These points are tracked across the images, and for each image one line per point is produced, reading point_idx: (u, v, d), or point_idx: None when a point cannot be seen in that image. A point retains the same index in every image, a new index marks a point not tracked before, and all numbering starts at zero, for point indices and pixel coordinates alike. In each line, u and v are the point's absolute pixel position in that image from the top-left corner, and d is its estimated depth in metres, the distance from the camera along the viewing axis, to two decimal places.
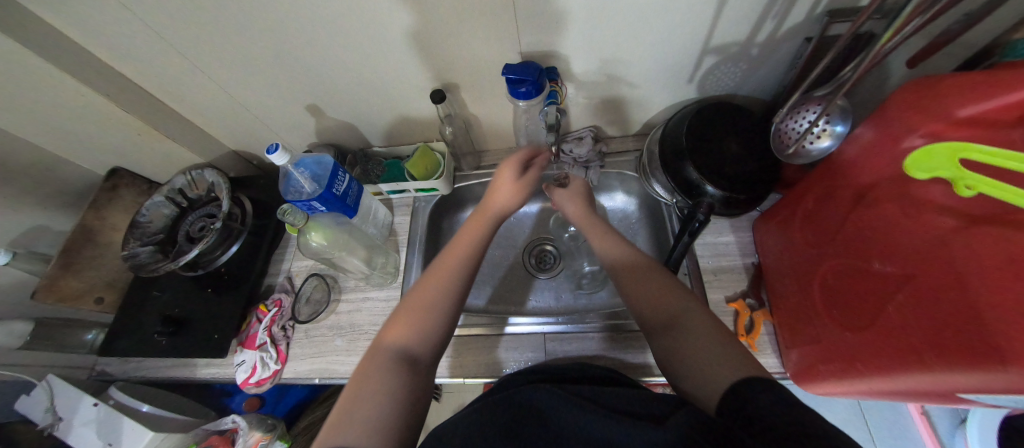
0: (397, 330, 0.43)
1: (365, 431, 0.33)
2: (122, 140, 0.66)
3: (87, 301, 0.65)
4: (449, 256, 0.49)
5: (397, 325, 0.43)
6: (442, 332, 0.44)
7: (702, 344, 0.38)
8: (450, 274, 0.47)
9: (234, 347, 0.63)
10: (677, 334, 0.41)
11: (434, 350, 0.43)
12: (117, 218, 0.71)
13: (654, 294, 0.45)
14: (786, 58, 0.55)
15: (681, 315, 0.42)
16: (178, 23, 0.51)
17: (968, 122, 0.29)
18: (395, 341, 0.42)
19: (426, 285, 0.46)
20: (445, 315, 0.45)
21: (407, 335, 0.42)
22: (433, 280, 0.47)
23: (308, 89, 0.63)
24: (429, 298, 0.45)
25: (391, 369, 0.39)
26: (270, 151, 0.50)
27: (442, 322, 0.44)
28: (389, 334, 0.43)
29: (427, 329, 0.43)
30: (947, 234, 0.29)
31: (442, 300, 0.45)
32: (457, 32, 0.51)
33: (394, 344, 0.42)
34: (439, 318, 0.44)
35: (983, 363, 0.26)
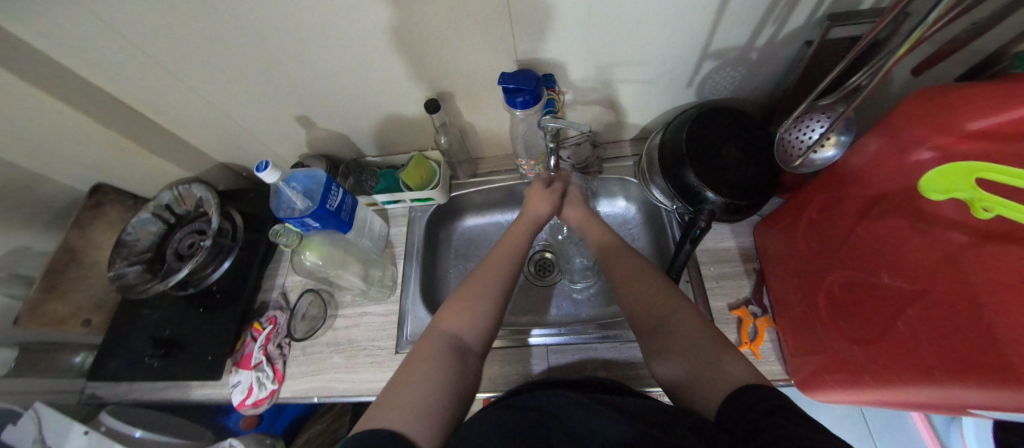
0: (453, 317, 0.44)
1: (413, 415, 0.34)
2: (105, 156, 0.64)
3: (73, 323, 0.63)
4: (498, 253, 0.52)
5: (452, 312, 0.45)
6: (488, 329, 0.44)
7: (699, 344, 0.38)
8: (499, 273, 0.49)
9: (228, 366, 0.61)
10: (665, 336, 0.41)
11: (484, 341, 0.44)
12: (102, 236, 0.69)
13: (646, 296, 0.44)
14: (786, 62, 0.54)
15: (670, 318, 0.42)
16: (160, 37, 0.48)
17: (977, 136, 0.29)
18: (446, 332, 0.43)
19: (473, 288, 0.47)
20: (491, 316, 0.45)
21: (459, 322, 0.44)
22: (484, 274, 0.48)
23: (298, 100, 0.61)
24: (479, 293, 0.46)
25: (438, 360, 0.40)
26: (260, 169, 0.49)
27: (489, 320, 0.45)
28: (445, 320, 0.44)
29: (476, 320, 0.44)
30: (960, 248, 0.29)
31: (487, 301, 0.46)
32: (451, 40, 0.49)
33: (449, 331, 0.43)
34: (486, 317, 0.45)
35: (995, 382, 0.25)
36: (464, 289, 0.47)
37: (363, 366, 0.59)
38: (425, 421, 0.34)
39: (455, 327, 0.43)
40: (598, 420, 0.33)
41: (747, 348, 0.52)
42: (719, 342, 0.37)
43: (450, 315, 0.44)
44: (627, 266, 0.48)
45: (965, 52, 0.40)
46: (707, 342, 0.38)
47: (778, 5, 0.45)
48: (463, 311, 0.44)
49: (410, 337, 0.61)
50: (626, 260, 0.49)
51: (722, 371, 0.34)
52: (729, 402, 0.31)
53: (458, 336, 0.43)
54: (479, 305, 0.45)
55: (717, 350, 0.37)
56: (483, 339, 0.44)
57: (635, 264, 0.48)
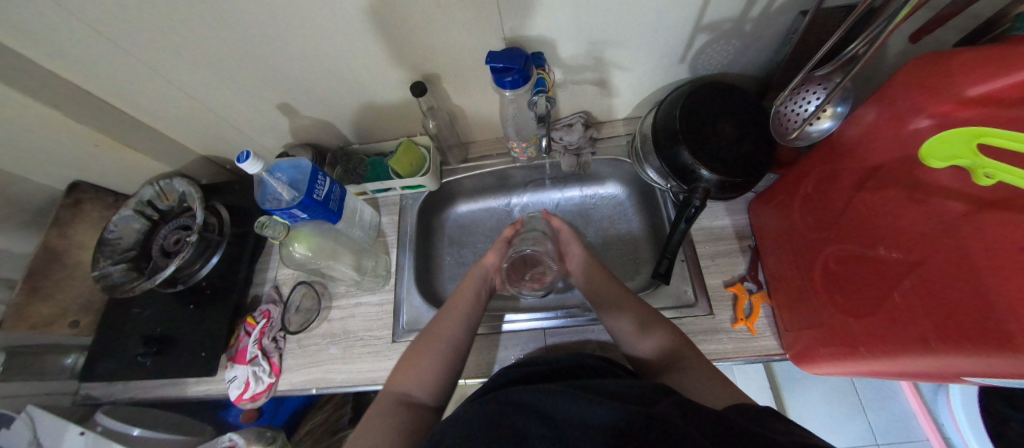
0: (402, 375, 0.45)
1: None
2: (79, 152, 0.61)
3: (61, 325, 0.61)
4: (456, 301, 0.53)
5: (402, 370, 0.46)
6: (440, 381, 0.45)
7: (712, 393, 0.38)
8: (456, 319, 0.51)
9: (224, 362, 0.61)
10: (675, 375, 0.41)
11: (436, 394, 0.44)
12: (85, 235, 0.67)
13: (657, 342, 0.45)
14: (779, 34, 0.53)
15: (678, 359, 0.43)
16: (124, 21, 0.45)
17: (977, 101, 0.28)
18: (393, 394, 0.44)
19: (416, 350, 0.47)
20: (439, 373, 0.46)
21: (408, 381, 0.45)
22: (437, 328, 0.50)
23: (277, 87, 0.58)
24: (433, 349, 0.47)
25: (392, 420, 0.40)
26: (241, 159, 0.46)
27: (439, 375, 0.45)
28: (395, 377, 0.46)
29: (425, 375, 0.45)
30: (955, 219, 0.28)
31: (433, 360, 0.46)
32: (433, 17, 0.47)
33: (400, 386, 0.44)
34: (435, 376, 0.45)
35: (991, 349, 0.25)
36: (414, 347, 0.48)
37: (361, 355, 0.58)
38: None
39: (404, 385, 0.44)
40: (571, 407, 0.32)
41: (742, 324, 0.52)
42: (725, 387, 0.38)
43: (399, 375, 0.46)
44: (630, 307, 0.50)
45: (965, 17, 0.39)
46: (710, 380, 0.39)
47: None
48: (411, 370, 0.45)
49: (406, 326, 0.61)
50: (625, 307, 0.50)
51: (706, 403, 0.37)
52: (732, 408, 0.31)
53: (406, 394, 0.44)
54: (430, 364, 0.46)
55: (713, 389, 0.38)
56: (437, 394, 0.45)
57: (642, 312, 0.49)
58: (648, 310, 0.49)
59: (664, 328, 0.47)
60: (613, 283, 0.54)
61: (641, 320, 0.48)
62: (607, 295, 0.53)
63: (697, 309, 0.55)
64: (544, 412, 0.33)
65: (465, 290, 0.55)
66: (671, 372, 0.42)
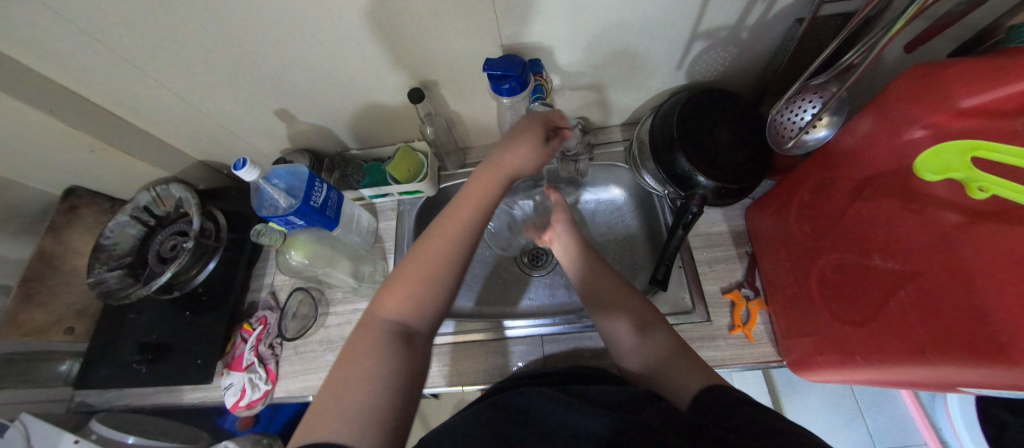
0: (391, 303, 0.41)
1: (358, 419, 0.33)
2: (76, 158, 0.61)
3: (56, 332, 0.61)
4: (455, 218, 0.46)
5: (391, 298, 0.41)
6: (435, 313, 0.43)
7: (687, 366, 0.40)
8: (454, 242, 0.44)
9: (221, 369, 0.60)
10: (648, 344, 0.44)
11: (430, 323, 0.42)
12: (81, 241, 0.67)
13: (634, 311, 0.48)
14: (775, 42, 0.53)
15: (656, 331, 0.45)
16: (121, 29, 0.45)
17: (971, 113, 0.28)
18: (383, 321, 0.40)
19: (410, 279, 0.42)
20: (435, 305, 0.43)
21: (403, 311, 0.41)
22: (432, 254, 0.43)
23: (275, 93, 0.58)
24: (431, 279, 0.42)
25: (384, 357, 0.37)
26: (237, 167, 0.46)
27: (434, 307, 0.42)
28: (384, 305, 0.41)
29: (420, 307, 0.42)
30: (949, 231, 0.28)
31: (430, 289, 0.42)
32: (430, 24, 0.47)
33: (390, 315, 0.41)
34: (431, 305, 0.42)
35: (986, 361, 0.25)
36: (409, 270, 0.43)
37: None
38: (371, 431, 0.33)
39: (398, 314, 0.41)
40: (568, 413, 0.35)
41: (739, 331, 0.53)
42: (695, 359, 0.40)
43: (389, 303, 0.41)
44: (625, 306, 0.49)
45: (961, 28, 0.39)
46: (686, 369, 0.40)
47: None
48: (404, 299, 0.41)
49: None
50: (624, 310, 0.49)
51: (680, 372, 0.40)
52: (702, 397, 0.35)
53: (399, 324, 0.40)
54: (425, 294, 0.42)
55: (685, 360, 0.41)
56: (431, 322, 0.43)
57: (623, 290, 0.51)
58: (646, 309, 0.48)
59: (655, 324, 0.46)
60: (618, 283, 0.52)
61: (637, 320, 0.47)
62: (609, 296, 0.51)
63: (695, 316, 0.55)
64: (538, 420, 0.36)
65: (471, 193, 0.48)
66: (647, 342, 0.44)
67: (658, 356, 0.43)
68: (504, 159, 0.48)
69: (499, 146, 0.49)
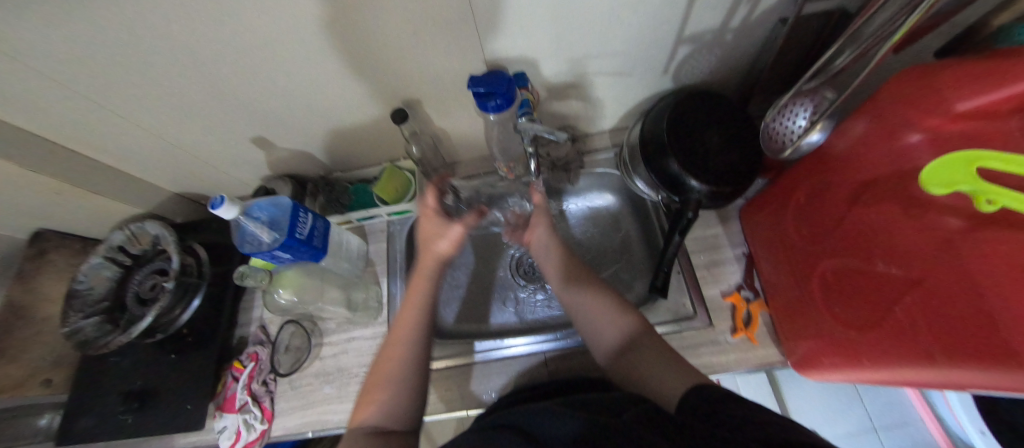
0: (364, 410, 0.44)
1: None
2: (41, 201, 0.58)
3: (31, 386, 0.57)
4: (406, 309, 0.52)
5: (364, 404, 0.44)
6: (408, 404, 0.45)
7: (668, 371, 0.39)
8: (409, 329, 0.50)
9: (212, 411, 0.58)
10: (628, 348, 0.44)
11: (406, 420, 0.44)
12: (52, 286, 0.63)
13: (609, 311, 0.48)
14: (759, 43, 0.53)
15: (632, 335, 0.45)
16: (79, 67, 0.42)
17: (967, 115, 0.28)
18: (360, 430, 0.42)
19: (377, 377, 0.46)
20: (406, 396, 0.45)
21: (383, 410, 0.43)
22: (392, 352, 0.48)
23: (250, 120, 0.56)
24: (398, 367, 0.47)
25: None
26: (215, 205, 0.44)
27: (406, 398, 0.45)
28: (360, 414, 0.44)
29: (393, 403, 0.44)
30: (952, 235, 0.28)
31: (398, 385, 0.45)
32: (408, 44, 0.45)
33: (367, 421, 0.43)
34: (402, 400, 0.44)
35: (998, 367, 0.25)
36: (377, 368, 0.47)
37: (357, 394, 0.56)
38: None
39: (374, 413, 0.43)
40: (552, 419, 0.36)
41: (742, 334, 0.52)
42: (675, 361, 0.40)
43: (362, 410, 0.44)
44: (627, 308, 0.48)
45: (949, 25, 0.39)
46: (673, 368, 0.39)
47: None
48: (376, 399, 0.44)
49: None
50: (627, 312, 0.47)
51: (658, 377, 0.39)
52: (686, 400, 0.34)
53: (376, 425, 0.42)
54: (395, 391, 0.45)
55: (666, 362, 0.40)
56: (410, 419, 0.44)
57: (598, 288, 0.50)
58: (644, 317, 0.47)
59: (646, 329, 0.45)
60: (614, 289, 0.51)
61: (636, 326, 0.46)
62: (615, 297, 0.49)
63: (697, 322, 0.54)
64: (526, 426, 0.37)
65: (416, 284, 0.53)
66: (626, 347, 0.44)
67: (648, 357, 0.42)
68: (431, 247, 0.55)
69: (422, 241, 0.56)
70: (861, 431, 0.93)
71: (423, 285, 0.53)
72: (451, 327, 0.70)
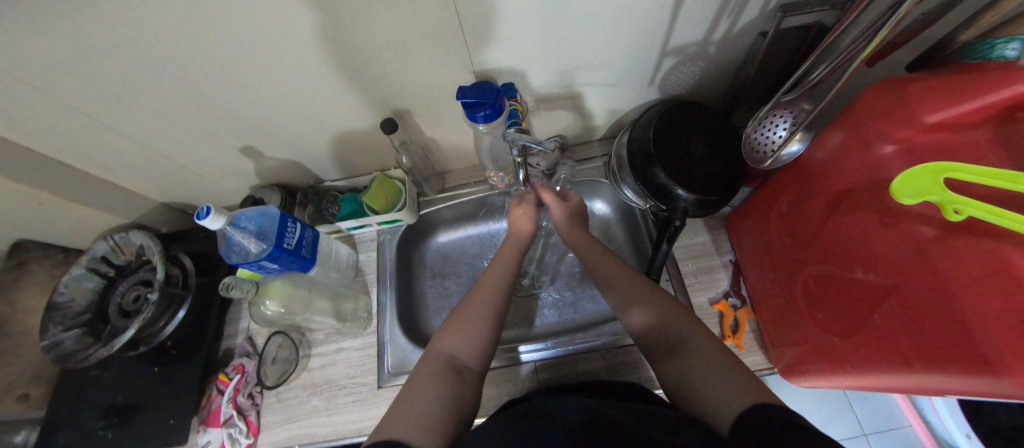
0: (449, 336, 0.44)
1: (415, 425, 0.34)
2: (22, 212, 0.57)
3: (7, 401, 0.56)
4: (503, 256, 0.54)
5: (449, 332, 0.44)
6: (485, 347, 0.44)
7: (723, 387, 0.34)
8: (499, 279, 0.50)
9: (196, 426, 0.56)
10: (678, 355, 0.39)
11: (481, 358, 0.43)
12: (31, 299, 0.62)
13: (647, 296, 0.45)
14: (741, 54, 0.55)
15: (683, 339, 0.40)
16: (64, 76, 0.42)
17: (937, 128, 0.29)
18: (444, 351, 0.42)
19: (466, 313, 0.46)
20: (490, 334, 0.45)
21: (453, 343, 0.43)
22: (481, 296, 0.48)
23: (238, 130, 0.56)
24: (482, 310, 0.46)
25: (436, 386, 0.39)
26: (201, 215, 0.43)
27: (483, 340, 0.44)
28: (442, 339, 0.44)
29: (474, 339, 0.44)
30: (926, 243, 0.29)
31: (479, 327, 0.45)
32: (399, 54, 0.46)
33: (449, 348, 0.43)
34: (479, 337, 0.44)
35: (974, 373, 0.25)
36: (462, 310, 0.47)
37: (344, 406, 0.55)
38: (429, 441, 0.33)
39: (452, 347, 0.43)
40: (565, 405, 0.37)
41: (730, 341, 0.53)
42: (732, 373, 0.35)
43: (447, 335, 0.44)
44: (643, 302, 0.45)
45: (919, 40, 0.40)
46: (727, 386, 0.34)
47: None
48: (458, 331, 0.44)
49: (391, 369, 0.58)
50: (647, 303, 0.44)
51: (715, 392, 0.34)
52: (746, 422, 0.29)
53: (455, 357, 0.42)
54: (477, 326, 0.45)
55: (722, 367, 0.35)
56: (482, 358, 0.44)
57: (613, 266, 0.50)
58: (666, 311, 0.43)
59: (687, 340, 0.39)
60: (631, 274, 0.48)
61: (666, 328, 0.42)
62: (632, 290, 0.46)
63: None
64: (550, 414, 0.36)
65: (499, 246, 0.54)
66: (670, 355, 0.39)
67: (697, 367, 0.37)
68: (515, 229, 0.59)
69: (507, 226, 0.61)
70: (852, 437, 0.93)
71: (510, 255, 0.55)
72: None
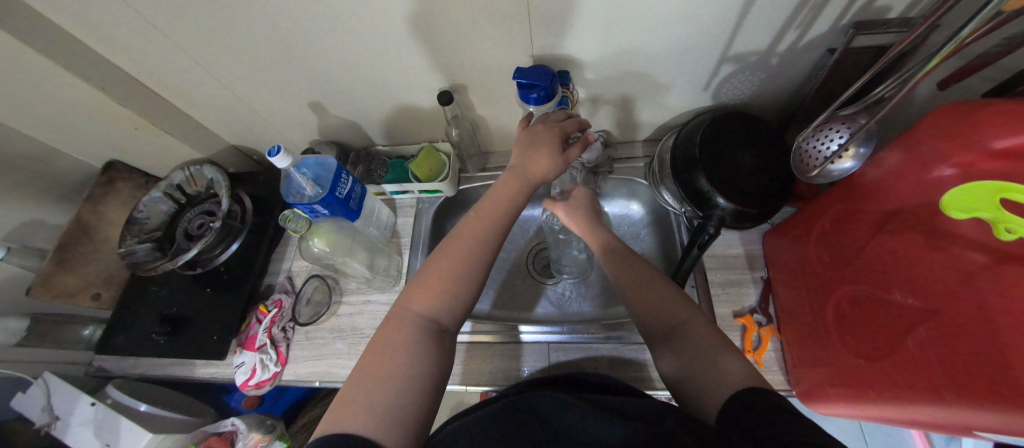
0: (425, 299, 0.44)
1: (386, 419, 0.35)
2: (120, 134, 0.65)
3: (83, 297, 0.64)
4: (490, 206, 0.50)
5: (425, 293, 0.45)
6: (462, 309, 0.46)
7: (719, 375, 0.37)
8: (485, 236, 0.48)
9: (234, 347, 0.62)
10: (675, 341, 0.42)
11: (459, 318, 0.46)
12: (114, 212, 0.70)
13: (656, 301, 0.46)
14: (806, 69, 0.54)
15: (682, 325, 0.43)
16: (178, 15, 0.48)
17: (1003, 155, 0.28)
18: (418, 318, 0.43)
19: (442, 275, 0.45)
20: (462, 301, 0.46)
21: (432, 308, 0.44)
22: (458, 257, 0.46)
23: (309, 86, 0.61)
24: (460, 272, 0.46)
25: (413, 354, 0.40)
26: (271, 154, 0.48)
27: (462, 304, 0.45)
28: (418, 301, 0.44)
29: (452, 303, 0.45)
30: (973, 270, 0.28)
31: (456, 290, 0.45)
32: (467, 31, 0.49)
33: (424, 313, 0.44)
34: (460, 301, 0.45)
35: (1005, 407, 0.25)
36: (439, 268, 0.46)
37: None
38: (397, 426, 0.35)
39: (432, 312, 0.44)
40: (599, 425, 0.33)
41: (749, 356, 0.52)
42: (726, 362, 0.38)
43: (423, 299, 0.44)
44: (652, 307, 0.46)
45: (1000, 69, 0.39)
46: (724, 373, 0.37)
47: (804, 9, 0.44)
48: (434, 297, 0.44)
49: None
50: (659, 302, 0.46)
51: (716, 380, 0.37)
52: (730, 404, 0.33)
53: (433, 322, 0.44)
54: (453, 291, 0.45)
55: (715, 352, 0.39)
56: (458, 319, 0.46)
57: (641, 272, 0.49)
58: (688, 312, 0.44)
59: (686, 327, 0.43)
60: (642, 263, 0.50)
61: (673, 322, 0.44)
62: (646, 294, 0.47)
63: None
64: (555, 424, 0.35)
65: (496, 195, 0.51)
66: (671, 342, 0.43)
67: (699, 359, 0.40)
68: (531, 170, 0.51)
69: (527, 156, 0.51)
70: None
71: (507, 208, 0.50)
72: (480, 311, 0.72)
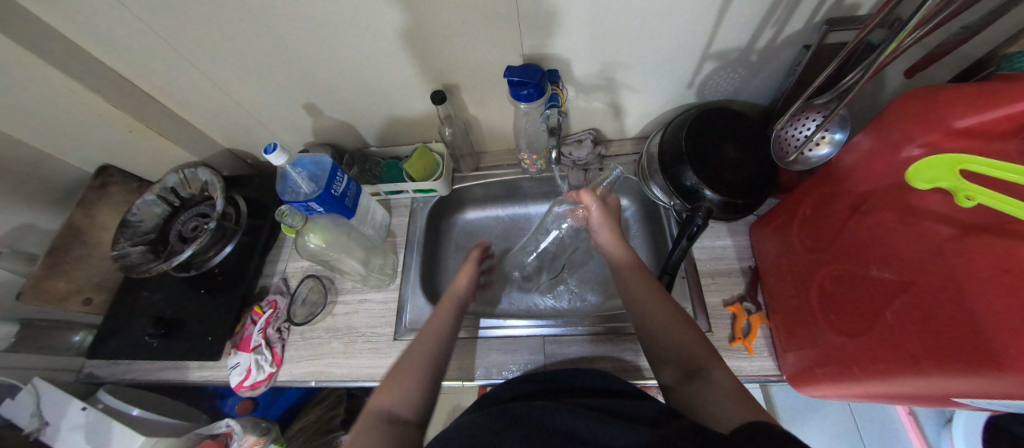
0: (383, 395, 0.40)
1: None
2: (114, 137, 0.65)
3: (74, 301, 0.63)
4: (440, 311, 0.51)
5: (383, 390, 0.41)
6: (422, 398, 0.40)
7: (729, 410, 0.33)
8: (437, 330, 0.48)
9: (228, 349, 0.62)
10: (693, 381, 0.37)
11: (421, 412, 0.39)
12: (107, 217, 0.70)
13: (665, 328, 0.42)
14: (784, 65, 0.56)
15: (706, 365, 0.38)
16: (175, 19, 0.49)
17: (966, 134, 0.30)
18: (375, 412, 0.38)
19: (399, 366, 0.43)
20: (422, 384, 0.41)
21: (389, 401, 0.39)
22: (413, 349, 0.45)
23: (304, 88, 0.62)
24: (418, 359, 0.44)
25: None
26: (268, 150, 0.49)
27: (421, 389, 0.41)
28: (377, 400, 0.40)
29: (409, 393, 0.40)
30: (943, 242, 0.30)
31: (415, 376, 0.42)
32: (458, 31, 0.50)
33: (383, 407, 0.39)
34: (418, 389, 0.41)
35: (979, 370, 0.26)
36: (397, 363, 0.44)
37: (362, 351, 0.59)
38: None
39: (387, 403, 0.39)
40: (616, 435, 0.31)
41: (739, 343, 0.53)
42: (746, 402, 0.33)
43: (382, 394, 0.40)
44: (661, 324, 0.43)
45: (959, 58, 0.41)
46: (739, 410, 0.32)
47: (779, 7, 0.46)
48: (392, 387, 0.41)
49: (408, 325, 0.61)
50: (659, 307, 0.44)
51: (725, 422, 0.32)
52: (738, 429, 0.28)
53: (389, 413, 0.38)
54: (408, 381, 0.41)
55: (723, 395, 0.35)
56: (418, 409, 0.39)
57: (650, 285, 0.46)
58: (702, 348, 0.39)
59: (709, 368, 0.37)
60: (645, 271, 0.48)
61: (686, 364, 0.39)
62: (659, 318, 0.43)
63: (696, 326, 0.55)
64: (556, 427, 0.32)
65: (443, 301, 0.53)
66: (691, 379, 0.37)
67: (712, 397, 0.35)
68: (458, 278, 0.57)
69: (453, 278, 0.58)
70: None
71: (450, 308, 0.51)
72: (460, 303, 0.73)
